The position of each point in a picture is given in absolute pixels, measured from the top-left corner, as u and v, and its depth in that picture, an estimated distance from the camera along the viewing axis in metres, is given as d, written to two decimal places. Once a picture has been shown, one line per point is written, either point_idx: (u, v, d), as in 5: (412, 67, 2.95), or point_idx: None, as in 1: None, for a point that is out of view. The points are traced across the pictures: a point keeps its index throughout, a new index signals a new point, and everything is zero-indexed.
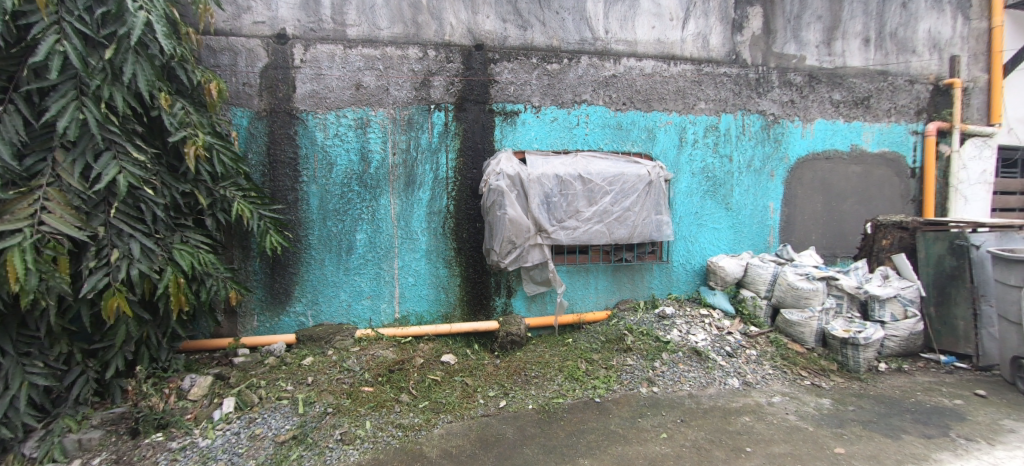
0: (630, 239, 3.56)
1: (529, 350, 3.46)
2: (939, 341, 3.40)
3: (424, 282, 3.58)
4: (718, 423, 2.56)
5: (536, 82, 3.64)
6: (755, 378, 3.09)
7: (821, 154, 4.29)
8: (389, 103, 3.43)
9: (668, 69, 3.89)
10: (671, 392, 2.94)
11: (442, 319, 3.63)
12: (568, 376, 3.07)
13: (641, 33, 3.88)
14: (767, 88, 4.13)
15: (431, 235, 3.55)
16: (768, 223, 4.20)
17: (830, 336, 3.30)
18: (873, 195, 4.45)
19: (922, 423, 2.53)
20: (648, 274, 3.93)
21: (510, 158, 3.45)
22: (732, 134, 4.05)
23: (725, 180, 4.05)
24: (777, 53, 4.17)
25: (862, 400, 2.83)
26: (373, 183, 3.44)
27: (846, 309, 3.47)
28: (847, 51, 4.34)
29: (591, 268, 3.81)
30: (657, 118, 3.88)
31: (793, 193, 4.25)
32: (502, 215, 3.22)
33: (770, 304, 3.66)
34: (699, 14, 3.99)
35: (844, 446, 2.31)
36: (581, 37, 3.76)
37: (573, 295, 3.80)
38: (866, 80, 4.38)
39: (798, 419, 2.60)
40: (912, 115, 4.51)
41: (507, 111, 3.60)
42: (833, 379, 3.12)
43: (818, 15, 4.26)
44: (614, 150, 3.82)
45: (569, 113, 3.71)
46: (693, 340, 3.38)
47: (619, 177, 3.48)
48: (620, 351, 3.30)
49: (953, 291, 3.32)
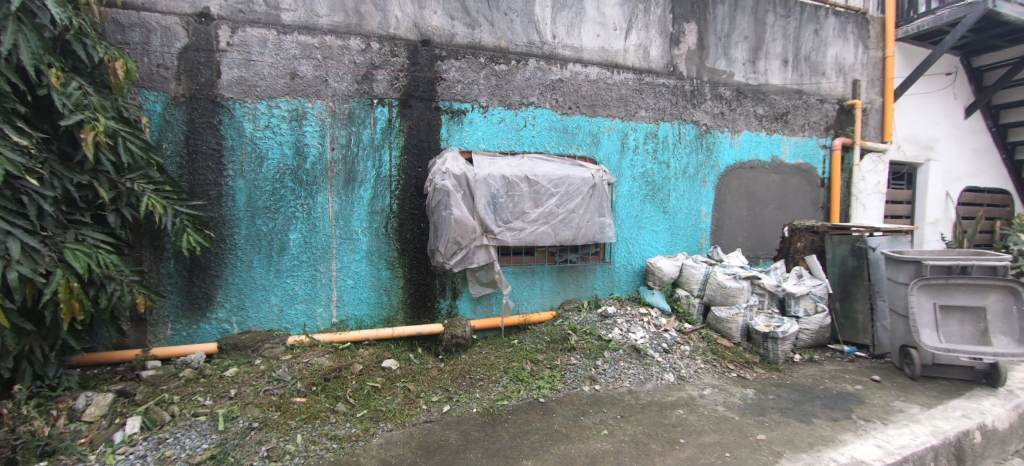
0: (574, 240, 3.63)
1: (475, 353, 3.42)
2: (843, 333, 3.83)
3: (364, 285, 3.41)
4: (654, 417, 2.67)
5: (484, 82, 3.61)
6: (688, 372, 3.27)
7: (745, 164, 4.67)
8: (327, 95, 3.24)
9: (611, 77, 4.05)
10: (612, 389, 3.03)
11: (384, 323, 3.48)
12: (512, 377, 3.07)
13: (586, 40, 3.99)
14: (700, 100, 4.42)
15: (372, 235, 3.39)
16: (700, 226, 4.49)
17: (754, 331, 3.59)
18: (789, 202, 4.91)
19: (828, 408, 2.82)
20: (591, 275, 4.04)
21: (456, 158, 3.39)
22: (670, 142, 4.29)
23: (663, 185, 4.27)
24: (709, 68, 4.48)
25: (781, 389, 3.10)
26: (308, 179, 3.23)
27: (767, 305, 3.79)
28: (768, 70, 4.76)
29: (537, 269, 3.84)
30: (601, 124, 4.01)
31: (722, 198, 4.58)
32: (447, 215, 3.15)
33: (702, 303, 3.92)
34: (640, 26, 4.19)
35: (765, 432, 2.51)
36: (529, 40, 3.79)
37: (519, 296, 3.81)
38: (784, 97, 4.84)
39: (726, 410, 2.78)
40: (821, 131, 5.05)
41: (454, 110, 3.54)
42: (755, 371, 3.39)
43: (744, 35, 4.64)
44: (560, 153, 3.89)
45: (516, 115, 3.73)
46: (633, 338, 3.52)
47: (564, 180, 3.55)
48: (563, 351, 3.36)
49: (854, 288, 3.75)
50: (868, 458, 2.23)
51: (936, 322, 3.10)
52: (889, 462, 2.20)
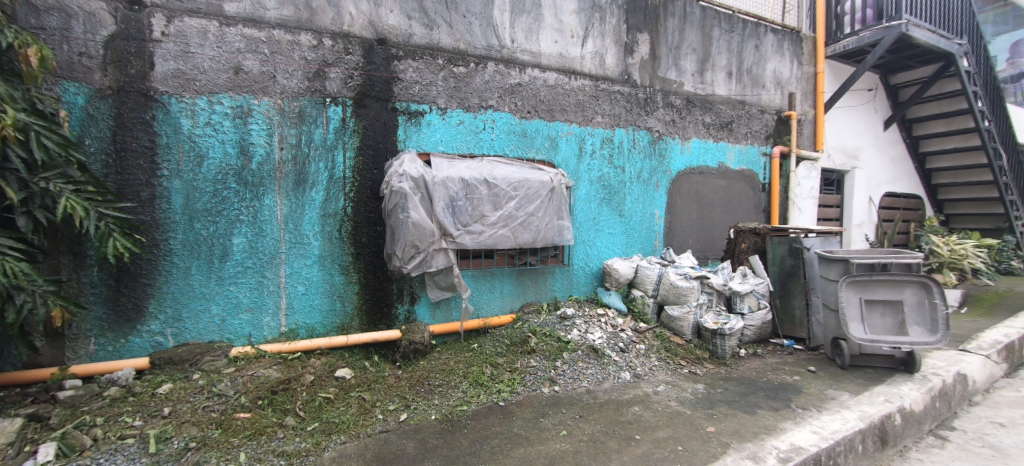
0: (533, 243, 3.66)
1: (434, 358, 3.35)
2: (782, 328, 4.11)
3: (316, 291, 3.25)
4: (611, 415, 2.73)
5: (442, 84, 3.58)
6: (643, 370, 3.38)
7: (695, 169, 4.91)
8: (275, 92, 3.08)
9: (568, 83, 4.13)
10: (571, 389, 3.07)
11: (337, 330, 3.33)
12: (472, 382, 3.04)
13: (544, 46, 4.05)
14: (652, 108, 4.61)
15: (325, 239, 3.24)
16: (653, 229, 4.66)
17: (703, 328, 3.77)
18: (734, 206, 5.21)
19: (770, 399, 3.00)
20: (550, 277, 4.09)
21: (414, 160, 3.32)
22: (625, 147, 4.43)
23: (618, 189, 4.41)
24: (661, 77, 4.69)
25: (728, 382, 3.27)
26: (254, 179, 3.04)
27: (715, 304, 3.99)
28: (714, 81, 5.05)
29: (496, 272, 3.83)
30: (559, 128, 4.08)
31: (673, 202, 4.78)
32: (405, 219, 3.08)
33: (656, 302, 4.07)
34: (596, 35, 4.31)
35: (714, 425, 2.63)
36: (488, 44, 3.79)
37: (479, 300, 3.78)
38: (729, 107, 5.14)
39: (678, 405, 2.90)
40: (762, 139, 5.40)
41: (411, 111, 3.47)
42: (705, 366, 3.55)
43: (692, 47, 4.89)
44: (519, 156, 3.92)
45: (475, 118, 3.71)
46: (591, 338, 3.58)
47: (524, 183, 3.57)
48: (523, 354, 3.38)
49: (792, 286, 4.03)
50: (806, 443, 2.39)
51: (861, 315, 3.40)
52: (824, 446, 2.37)
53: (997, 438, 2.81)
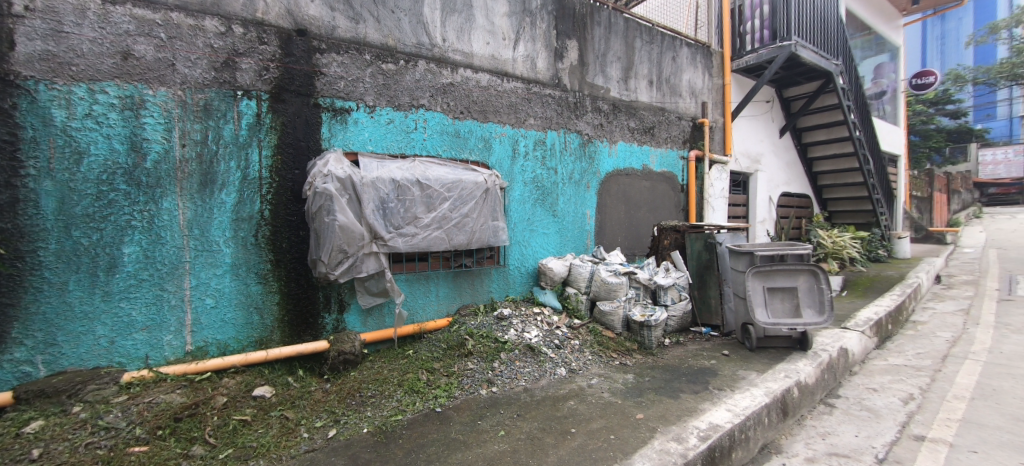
0: (468, 245, 3.63)
1: (366, 368, 3.19)
2: (700, 317, 4.46)
3: (228, 304, 2.94)
4: (548, 411, 2.78)
5: (370, 81, 3.42)
6: (578, 365, 3.49)
7: (621, 171, 5.17)
8: (175, 82, 2.74)
9: (501, 85, 4.16)
10: (509, 389, 3.08)
11: (255, 345, 3.04)
12: (407, 390, 2.93)
13: (476, 47, 4.03)
14: (581, 112, 4.78)
15: (238, 245, 2.95)
16: (585, 228, 4.84)
17: (632, 321, 3.98)
18: (656, 205, 5.57)
19: (692, 383, 3.24)
20: (486, 278, 4.08)
21: (341, 160, 3.14)
22: (556, 149, 4.55)
23: (551, 189, 4.51)
24: (589, 83, 4.89)
25: (655, 371, 3.48)
26: (149, 180, 2.68)
27: (642, 297, 4.23)
28: (637, 88, 5.36)
29: (431, 275, 3.75)
30: (493, 129, 4.09)
31: (602, 202, 5.00)
32: (331, 222, 2.89)
33: (588, 299, 4.23)
34: (527, 38, 4.38)
35: (642, 412, 2.78)
36: (418, 41, 3.69)
37: (413, 304, 3.67)
38: (651, 113, 5.50)
39: (611, 395, 3.02)
40: (679, 144, 5.84)
41: (336, 109, 3.28)
42: (634, 357, 3.75)
43: (617, 56, 5.16)
44: (452, 157, 3.87)
45: (407, 117, 3.60)
46: (528, 337, 3.63)
47: (457, 184, 3.53)
48: (460, 357, 3.34)
49: (708, 278, 4.41)
50: (722, 421, 2.60)
51: (764, 301, 3.82)
52: (736, 422, 2.60)
53: (871, 401, 3.28)
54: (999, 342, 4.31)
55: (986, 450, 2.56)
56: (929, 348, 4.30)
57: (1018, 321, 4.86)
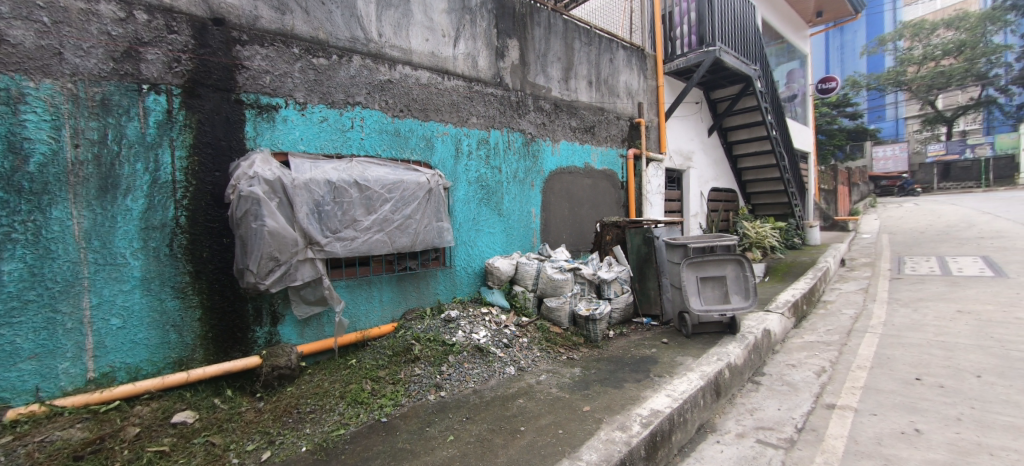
0: (412, 247, 3.52)
1: (304, 383, 3.00)
2: (641, 308, 4.65)
3: (138, 323, 2.63)
4: (497, 411, 2.76)
5: (299, 76, 3.21)
6: (526, 362, 3.50)
7: (564, 169, 5.27)
8: (62, 73, 2.41)
9: (441, 82, 4.08)
10: (457, 392, 3.02)
11: (174, 366, 2.75)
12: (350, 402, 2.80)
13: (415, 43, 3.91)
14: (524, 111, 4.81)
15: (149, 257, 2.65)
16: (530, 226, 4.87)
17: (578, 316, 4.06)
18: (599, 202, 5.73)
19: (634, 372, 3.36)
20: (433, 280, 3.99)
21: (268, 161, 2.92)
22: (500, 148, 4.54)
23: (496, 189, 4.50)
24: (530, 82, 4.92)
25: (600, 363, 3.58)
26: (33, 185, 2.34)
27: (587, 292, 4.33)
28: (577, 88, 5.48)
29: (374, 280, 3.59)
30: (434, 128, 4.00)
31: (547, 200, 5.07)
32: (259, 228, 2.68)
33: (535, 296, 4.27)
34: (467, 36, 4.32)
35: (589, 404, 2.84)
36: (352, 36, 3.51)
37: (355, 311, 3.49)
38: (591, 112, 5.64)
39: (558, 390, 3.06)
40: (618, 142, 6.04)
41: (262, 105, 3.04)
42: (580, 351, 3.84)
43: (557, 56, 5.23)
44: (393, 157, 3.73)
45: (342, 115, 3.42)
46: (476, 338, 3.59)
47: (398, 185, 3.41)
48: (406, 363, 3.24)
49: (647, 270, 4.61)
50: (662, 406, 2.71)
51: (698, 290, 4.06)
52: (675, 406, 2.72)
53: (791, 376, 3.59)
54: (892, 315, 4.89)
55: (883, 412, 2.88)
56: (837, 325, 4.79)
57: (907, 296, 5.54)
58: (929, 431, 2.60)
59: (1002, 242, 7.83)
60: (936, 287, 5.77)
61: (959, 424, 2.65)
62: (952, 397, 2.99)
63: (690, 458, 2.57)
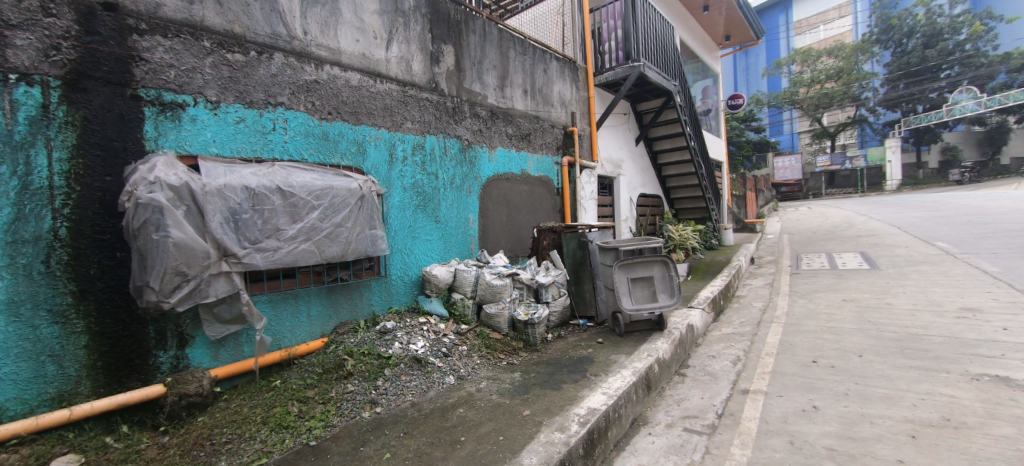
0: (343, 256, 3.32)
1: (219, 410, 2.71)
2: (578, 310, 4.77)
3: (4, 354, 2.24)
4: (436, 423, 2.67)
5: (211, 71, 2.92)
6: (466, 371, 3.43)
7: (501, 176, 5.30)
8: None
9: (374, 85, 3.92)
10: (394, 407, 2.89)
11: (53, 403, 2.37)
12: (273, 427, 2.57)
13: (344, 43, 3.73)
14: (460, 117, 4.77)
15: (19, 275, 2.28)
16: (468, 232, 4.82)
17: (517, 321, 4.07)
18: (536, 208, 5.82)
19: (572, 373, 3.43)
20: (366, 290, 3.80)
21: (173, 164, 2.62)
22: (436, 154, 4.46)
23: (432, 195, 4.40)
24: (466, 89, 4.90)
25: (539, 366, 3.60)
26: None
27: (525, 297, 4.36)
28: (512, 96, 5.54)
29: (301, 293, 3.34)
30: (366, 133, 3.83)
31: (484, 206, 5.05)
32: (162, 239, 2.39)
33: (474, 303, 4.22)
34: (401, 39, 4.21)
35: (529, 408, 2.84)
36: (273, 31, 3.27)
37: (279, 328, 3.22)
38: (526, 120, 5.73)
39: (499, 397, 3.04)
40: (553, 149, 6.19)
41: (165, 103, 2.73)
42: (520, 355, 3.85)
43: (493, 64, 5.26)
44: (320, 162, 3.52)
45: (262, 116, 3.17)
46: (413, 348, 3.46)
47: (327, 191, 3.21)
48: (338, 380, 3.05)
49: (583, 273, 4.74)
50: (598, 404, 2.78)
51: (629, 291, 4.25)
52: (610, 403, 2.80)
53: (712, 366, 3.86)
54: (792, 306, 5.47)
55: (788, 393, 3.18)
56: (749, 317, 5.26)
57: (804, 288, 6.22)
58: (825, 407, 2.92)
59: (875, 239, 9.06)
60: (826, 279, 6.55)
61: (847, 399, 2.99)
62: (841, 375, 3.37)
63: (625, 452, 2.65)
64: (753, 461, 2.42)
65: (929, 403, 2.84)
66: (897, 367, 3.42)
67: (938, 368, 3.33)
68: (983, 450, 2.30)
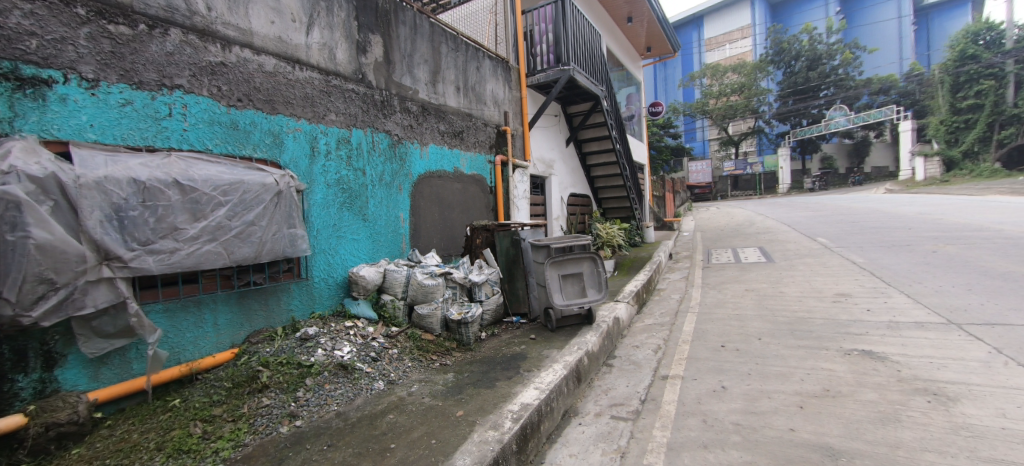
0: (257, 258, 3.02)
1: (100, 439, 2.34)
2: (511, 307, 4.78)
3: None
4: (363, 432, 2.52)
5: (87, 44, 2.51)
6: (396, 375, 3.28)
7: (433, 173, 5.17)
8: None
9: (291, 72, 3.62)
10: (317, 418, 2.67)
11: None
12: (171, 453, 2.26)
13: (257, 24, 3.39)
14: (389, 111, 4.57)
15: None
16: (398, 231, 4.63)
17: (450, 320, 3.97)
18: (469, 207, 5.75)
19: (505, 370, 3.42)
20: (284, 295, 3.49)
21: (35, 151, 2.22)
22: (363, 148, 4.23)
23: (359, 192, 4.16)
24: (396, 82, 4.70)
25: (473, 365, 3.55)
26: None
27: (459, 296, 4.28)
28: (445, 92, 5.42)
29: (205, 300, 2.99)
30: (284, 123, 3.53)
31: (416, 204, 4.89)
32: (19, 241, 2.00)
33: (405, 304, 4.07)
34: (323, 25, 3.92)
35: (462, 408, 2.78)
36: (169, 3, 2.87)
37: (179, 340, 2.86)
38: (459, 117, 5.64)
39: (431, 399, 2.94)
40: (487, 148, 6.15)
41: (24, 78, 2.30)
42: (453, 355, 3.76)
43: (424, 58, 5.10)
44: (228, 154, 3.17)
45: (155, 99, 2.79)
46: (338, 355, 3.25)
47: (237, 186, 2.92)
48: (251, 395, 2.77)
49: (515, 271, 4.76)
50: (530, 399, 2.79)
51: (560, 287, 4.33)
52: (542, 397, 2.82)
53: (636, 356, 4.06)
54: (704, 296, 5.95)
55: (701, 376, 3.43)
56: (668, 308, 5.63)
57: (714, 280, 6.80)
58: (732, 386, 3.18)
59: (771, 236, 10.17)
60: (732, 272, 7.21)
61: (750, 378, 3.29)
62: (744, 357, 3.71)
63: (557, 443, 2.69)
64: (673, 441, 2.56)
65: (813, 377, 3.20)
66: (789, 347, 3.83)
67: (820, 346, 3.77)
68: (855, 414, 2.63)
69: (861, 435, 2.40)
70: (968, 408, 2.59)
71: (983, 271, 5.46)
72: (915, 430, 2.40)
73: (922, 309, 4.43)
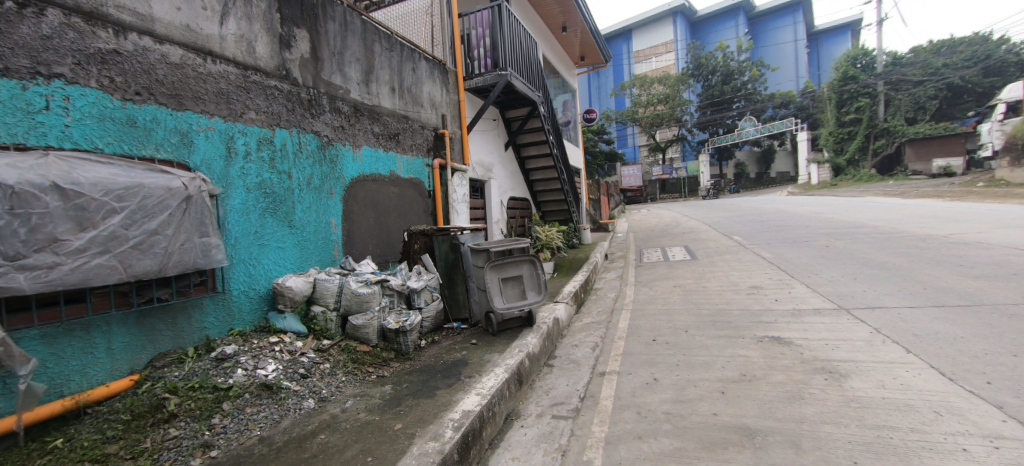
0: (161, 271, 2.69)
1: None
2: (451, 313, 4.68)
3: None
4: (290, 456, 2.31)
5: None
6: (328, 391, 3.07)
7: (367, 177, 4.95)
8: None
9: (202, 65, 3.28)
10: (237, 446, 2.42)
11: None
12: None
13: (159, 9, 3.02)
14: (318, 110, 4.31)
15: None
16: (329, 238, 4.37)
17: (387, 330, 3.79)
18: (406, 211, 5.57)
19: (446, 378, 3.33)
20: (196, 312, 3.14)
21: None
22: (288, 150, 3.95)
23: (284, 197, 3.87)
24: (325, 80, 4.43)
25: (412, 375, 3.42)
26: None
27: (396, 304, 4.11)
28: (379, 93, 5.22)
29: (96, 322, 2.61)
30: (193, 121, 3.18)
31: (348, 209, 4.65)
32: None
33: (339, 315, 3.83)
34: (240, 15, 3.60)
35: (400, 421, 2.66)
36: None
37: (61, 371, 2.47)
38: (394, 119, 5.45)
39: (367, 414, 2.77)
40: (424, 151, 6.01)
41: None
42: (391, 366, 3.60)
43: (356, 57, 4.87)
44: (124, 154, 2.80)
45: (27, 90, 2.40)
46: (262, 374, 2.99)
47: (135, 190, 2.58)
48: (156, 426, 2.45)
49: (455, 276, 4.67)
50: (471, 405, 2.73)
51: (501, 290, 4.30)
52: (484, 402, 2.77)
53: (575, 355, 4.14)
54: (636, 293, 6.24)
55: (636, 370, 3.56)
56: (604, 306, 5.83)
57: (646, 278, 7.16)
58: (663, 378, 3.34)
59: (694, 235, 10.94)
60: (661, 269, 7.64)
61: (678, 368, 3.47)
62: (673, 349, 3.91)
63: (500, 448, 2.65)
64: (610, 435, 2.62)
65: (733, 364, 3.44)
66: (712, 337, 4.10)
67: (738, 335, 4.08)
68: (767, 395, 2.86)
69: (773, 414, 2.61)
70: (856, 382, 2.91)
71: (866, 261, 6.24)
72: (816, 405, 2.66)
73: (819, 297, 4.96)
